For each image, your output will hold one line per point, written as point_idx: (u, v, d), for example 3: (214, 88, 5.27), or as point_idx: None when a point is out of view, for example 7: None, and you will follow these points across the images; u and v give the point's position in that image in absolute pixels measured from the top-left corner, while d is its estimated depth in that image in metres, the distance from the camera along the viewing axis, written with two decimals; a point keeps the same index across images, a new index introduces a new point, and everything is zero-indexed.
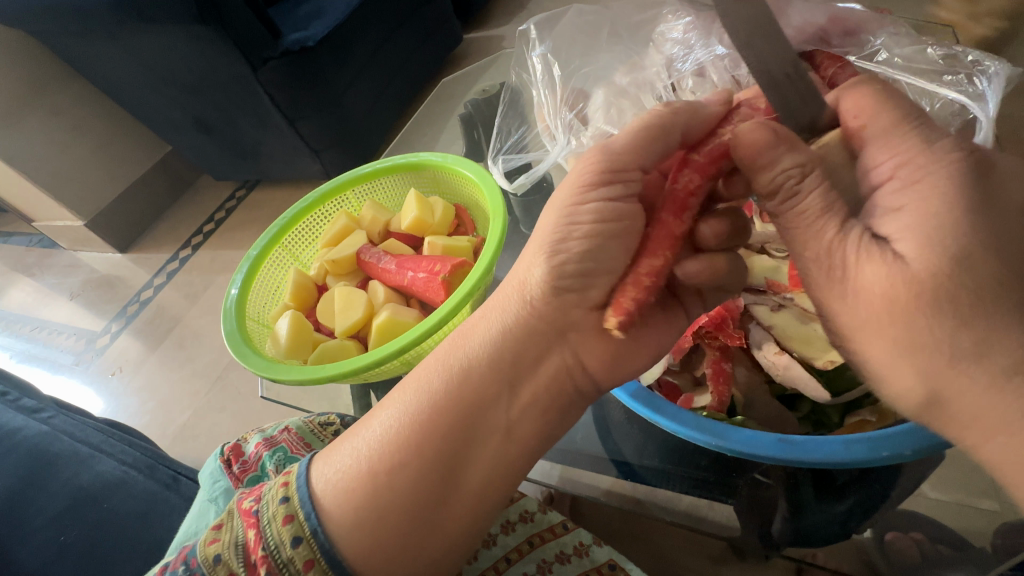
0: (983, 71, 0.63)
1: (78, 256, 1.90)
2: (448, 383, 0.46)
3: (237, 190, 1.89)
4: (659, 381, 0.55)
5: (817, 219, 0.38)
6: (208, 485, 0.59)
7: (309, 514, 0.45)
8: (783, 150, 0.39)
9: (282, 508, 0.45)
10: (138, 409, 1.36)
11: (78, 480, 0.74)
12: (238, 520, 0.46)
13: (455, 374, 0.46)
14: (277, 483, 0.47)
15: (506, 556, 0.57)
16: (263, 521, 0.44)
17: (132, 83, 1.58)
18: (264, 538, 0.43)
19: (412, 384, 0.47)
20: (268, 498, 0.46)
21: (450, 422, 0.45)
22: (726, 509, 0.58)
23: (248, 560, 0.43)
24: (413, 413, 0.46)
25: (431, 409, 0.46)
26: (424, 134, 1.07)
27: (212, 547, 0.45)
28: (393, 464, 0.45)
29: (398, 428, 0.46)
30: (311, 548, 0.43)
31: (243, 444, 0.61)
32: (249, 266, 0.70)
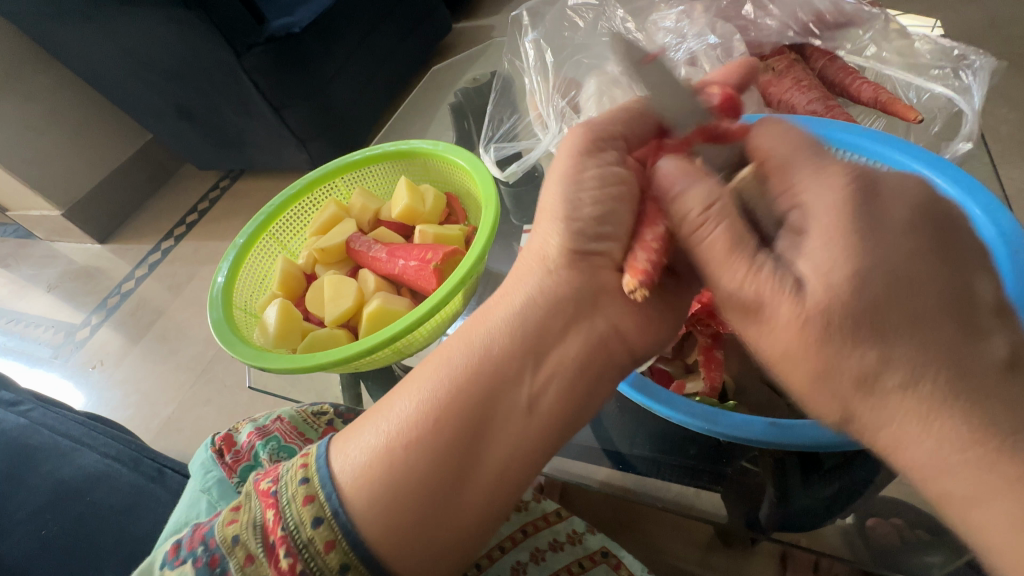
0: (968, 66, 0.63)
1: (56, 246, 1.85)
2: (471, 358, 0.45)
3: (221, 180, 1.85)
4: (650, 368, 0.55)
5: (726, 258, 0.37)
6: (198, 476, 0.57)
7: (330, 495, 0.43)
8: (690, 182, 0.39)
9: (302, 488, 0.43)
10: (121, 403, 1.34)
11: (59, 474, 0.72)
12: (257, 501, 0.45)
13: (476, 351, 0.45)
14: (297, 464, 0.46)
15: (500, 545, 0.57)
16: (283, 501, 0.43)
17: (110, 68, 1.53)
18: (285, 518, 0.42)
19: (435, 360, 0.46)
20: (288, 478, 0.45)
21: (470, 397, 0.44)
22: (714, 498, 0.58)
23: (267, 541, 0.42)
24: (435, 388, 0.45)
25: (453, 385, 0.44)
26: (414, 123, 1.06)
27: (230, 528, 0.44)
28: (413, 438, 0.43)
29: (420, 404, 0.44)
30: (333, 529, 0.41)
31: (234, 433, 0.60)
32: (235, 254, 0.69)
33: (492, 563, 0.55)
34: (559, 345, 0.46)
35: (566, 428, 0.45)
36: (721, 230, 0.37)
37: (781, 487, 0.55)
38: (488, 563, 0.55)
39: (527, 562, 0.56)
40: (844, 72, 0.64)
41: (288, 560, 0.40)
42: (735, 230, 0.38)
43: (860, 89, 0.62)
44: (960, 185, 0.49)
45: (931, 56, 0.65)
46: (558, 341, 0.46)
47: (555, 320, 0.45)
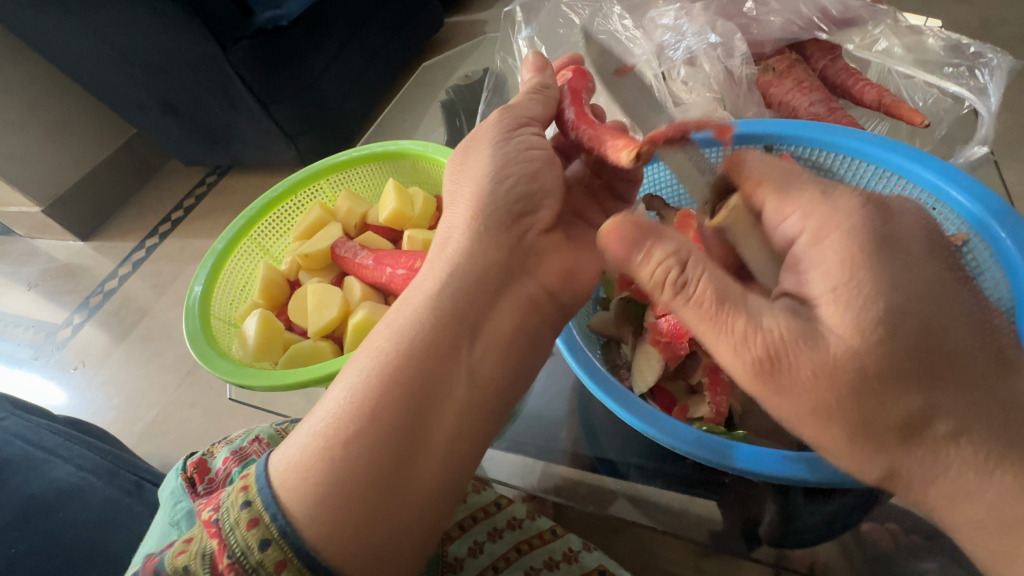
0: (985, 64, 0.62)
1: (35, 243, 1.79)
2: (404, 339, 0.45)
3: (207, 176, 1.80)
4: (652, 390, 0.54)
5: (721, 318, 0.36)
6: (169, 507, 0.55)
7: (276, 515, 0.39)
8: (648, 246, 0.37)
9: (246, 511, 0.39)
10: (103, 405, 1.30)
11: (30, 487, 0.69)
12: (203, 531, 0.40)
13: (414, 332, 0.46)
14: (236, 487, 0.42)
15: (494, 564, 0.56)
16: (225, 528, 0.39)
17: (91, 61, 1.48)
18: (228, 546, 0.38)
19: (368, 349, 0.46)
20: (228, 504, 0.41)
21: (408, 378, 0.44)
22: (711, 506, 0.56)
23: (214, 570, 0.38)
24: (371, 377, 0.44)
25: (387, 370, 0.44)
26: (404, 119, 1.03)
27: (179, 559, 0.39)
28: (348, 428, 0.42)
29: (356, 395, 0.43)
30: (283, 548, 0.38)
31: (209, 459, 0.58)
32: (214, 260, 0.66)
33: None
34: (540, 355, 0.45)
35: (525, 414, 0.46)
36: (705, 285, 0.36)
37: (782, 502, 0.53)
38: None
39: None
40: (846, 73, 0.63)
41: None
42: (716, 279, 0.36)
43: (862, 91, 0.61)
44: (975, 201, 0.47)
45: (945, 52, 0.64)
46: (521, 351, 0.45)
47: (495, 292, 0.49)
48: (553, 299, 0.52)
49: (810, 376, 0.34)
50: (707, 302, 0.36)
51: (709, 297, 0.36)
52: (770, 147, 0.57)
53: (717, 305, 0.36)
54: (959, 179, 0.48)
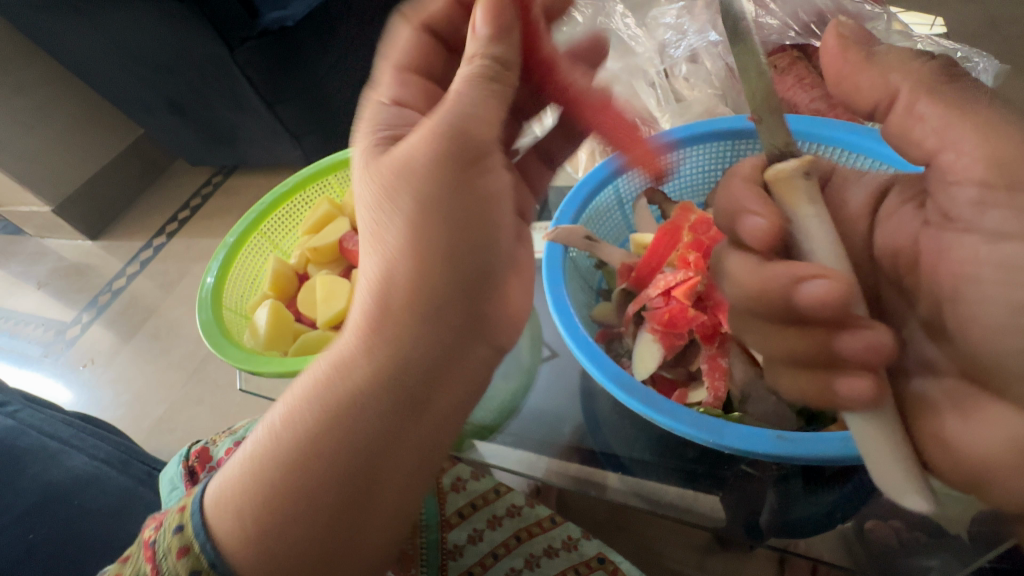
0: (973, 63, 0.62)
1: (45, 243, 1.82)
2: (342, 434, 0.38)
3: (214, 175, 1.82)
4: (652, 377, 0.56)
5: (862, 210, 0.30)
6: (166, 493, 0.56)
7: (204, 543, 0.40)
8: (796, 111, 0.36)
9: (177, 539, 0.41)
10: (112, 402, 1.32)
11: (45, 477, 0.71)
12: (141, 554, 0.43)
13: (347, 368, 0.39)
14: (175, 510, 0.43)
15: (493, 552, 0.57)
16: (158, 554, 0.41)
17: (101, 63, 1.51)
18: (160, 573, 0.40)
19: (303, 404, 0.41)
20: (167, 527, 0.43)
21: (350, 436, 0.38)
22: (713, 501, 0.56)
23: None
24: (305, 441, 0.39)
25: (331, 448, 0.39)
26: None
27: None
28: (287, 485, 0.39)
29: (298, 449, 0.40)
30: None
31: (209, 448, 0.59)
32: (225, 253, 0.68)
33: (486, 571, 0.56)
34: (485, 352, 0.40)
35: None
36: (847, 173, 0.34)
37: (781, 490, 0.53)
38: (481, 571, 0.56)
39: (521, 569, 0.56)
40: None
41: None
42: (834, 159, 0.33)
43: None
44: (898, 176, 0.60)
45: (934, 58, 0.64)
46: (485, 347, 0.40)
47: (466, 340, 0.39)
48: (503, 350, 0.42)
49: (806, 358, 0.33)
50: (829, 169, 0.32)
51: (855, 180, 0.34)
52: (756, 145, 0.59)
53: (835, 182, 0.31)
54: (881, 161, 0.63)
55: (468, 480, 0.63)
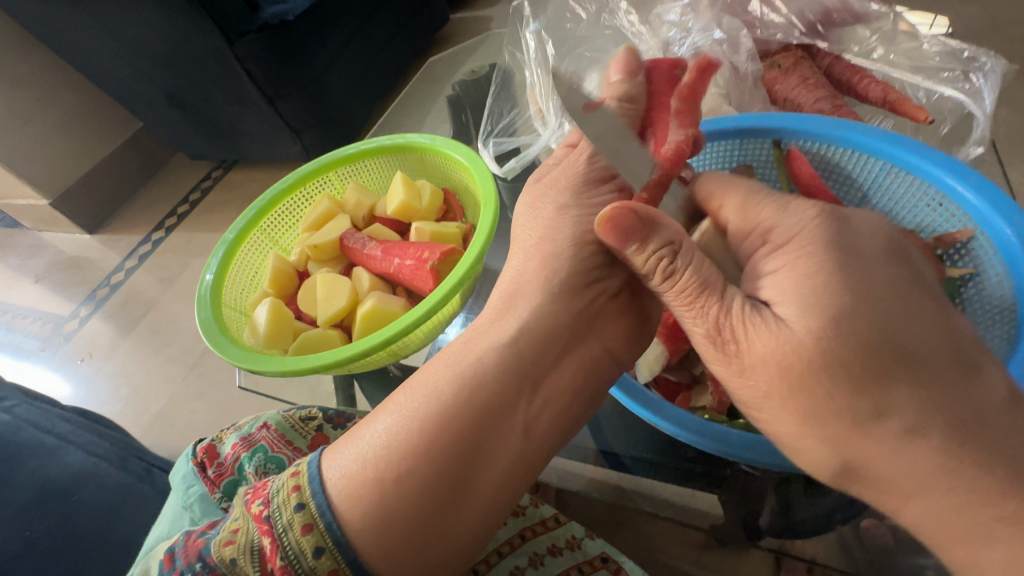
0: (979, 68, 0.62)
1: (44, 236, 1.81)
2: (455, 384, 0.46)
3: (213, 170, 1.81)
4: (655, 379, 0.55)
5: (699, 297, 0.40)
6: (181, 491, 0.55)
7: (330, 522, 0.41)
8: (648, 234, 0.40)
9: (300, 514, 0.41)
10: (111, 396, 1.32)
11: (42, 472, 0.71)
12: (252, 525, 0.42)
13: (456, 380, 0.46)
14: (288, 486, 0.43)
15: (498, 550, 0.56)
16: (278, 528, 0.40)
17: (99, 55, 1.49)
18: (282, 547, 0.39)
19: (420, 387, 0.47)
20: (280, 502, 0.42)
21: (450, 441, 0.44)
22: (711, 499, 0.57)
23: (264, 568, 0.40)
24: (419, 417, 0.45)
25: (440, 417, 0.44)
26: (410, 115, 1.04)
27: (226, 550, 0.41)
28: (388, 489, 0.42)
29: (405, 431, 0.44)
30: (336, 558, 0.40)
31: (217, 445, 0.58)
32: (224, 250, 0.67)
33: (491, 568, 0.55)
34: (590, 350, 0.49)
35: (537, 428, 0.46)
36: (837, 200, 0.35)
37: (782, 494, 0.54)
38: (486, 568, 0.55)
39: (525, 567, 0.55)
40: (852, 70, 0.63)
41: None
42: (703, 270, 0.40)
43: (867, 88, 0.62)
44: (982, 198, 0.47)
45: (941, 59, 0.64)
46: (591, 347, 0.49)
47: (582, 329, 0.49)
48: (614, 361, 0.50)
49: (765, 363, 0.37)
50: (692, 287, 0.40)
51: (692, 284, 0.40)
52: (778, 141, 0.57)
53: (697, 292, 0.40)
54: (960, 171, 0.48)
55: None
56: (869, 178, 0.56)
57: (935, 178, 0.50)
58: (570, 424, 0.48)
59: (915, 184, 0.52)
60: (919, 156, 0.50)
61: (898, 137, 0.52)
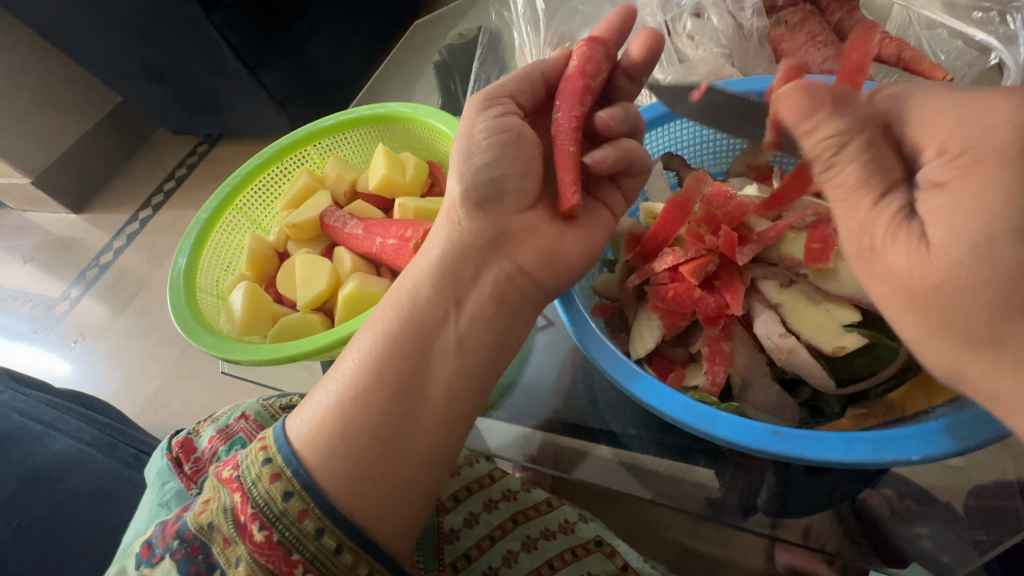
0: (1018, 9, 0.58)
1: (28, 216, 1.76)
2: (401, 309, 0.46)
3: (197, 145, 1.75)
4: (650, 354, 0.53)
5: (857, 192, 0.36)
6: (157, 487, 0.53)
7: (297, 468, 0.40)
8: (818, 121, 0.36)
9: (266, 467, 0.40)
10: (105, 378, 1.30)
11: (30, 460, 0.70)
12: (222, 488, 0.41)
13: (410, 304, 0.47)
14: (255, 447, 0.42)
15: (490, 535, 0.56)
16: (247, 482, 0.40)
17: (68, 24, 1.41)
18: (251, 497, 0.39)
19: (377, 313, 0.47)
20: (248, 462, 0.41)
21: (409, 367, 0.44)
22: (708, 474, 0.55)
23: (237, 523, 0.39)
24: (378, 336, 0.45)
25: (390, 335, 0.45)
26: (396, 83, 0.98)
27: (203, 517, 0.41)
28: (345, 413, 0.42)
29: (364, 349, 0.45)
30: (305, 498, 0.39)
31: (194, 438, 0.56)
32: (198, 231, 0.64)
33: (482, 554, 0.55)
34: None
35: None
36: None
37: (782, 474, 0.53)
38: (477, 554, 0.55)
39: (518, 551, 0.55)
40: (863, 26, 0.59)
41: (263, 533, 0.38)
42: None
43: (880, 45, 0.58)
44: None
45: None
46: None
47: None
48: None
49: None
50: (853, 182, 0.36)
51: (853, 178, 0.36)
52: None
53: (857, 185, 0.36)
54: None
55: (462, 464, 0.60)
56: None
57: None
58: None
59: None
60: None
61: None
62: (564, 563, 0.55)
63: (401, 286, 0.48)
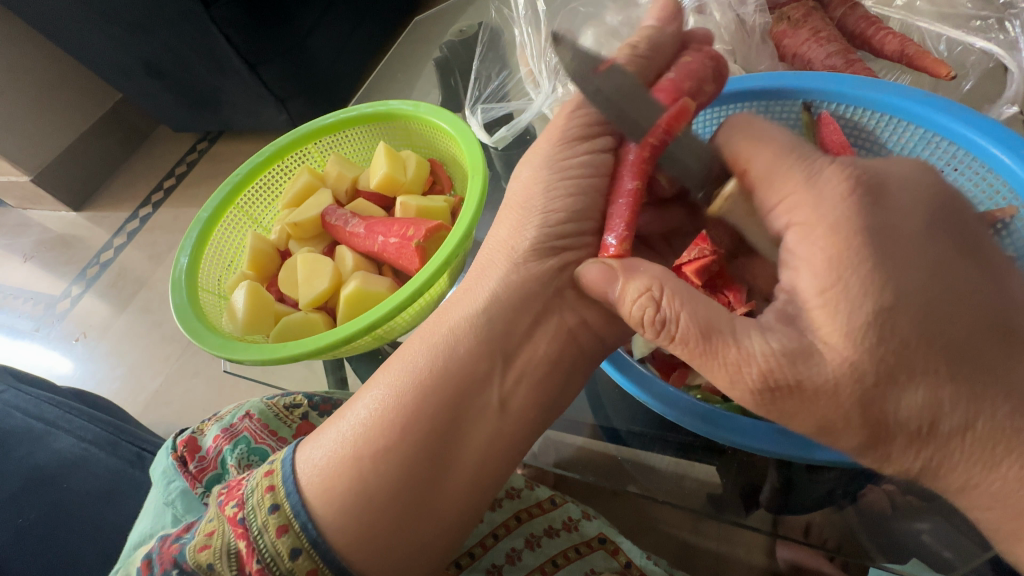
0: (1016, 16, 0.60)
1: (29, 214, 1.75)
2: (431, 363, 0.43)
3: (198, 142, 1.75)
4: (653, 353, 0.53)
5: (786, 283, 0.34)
6: (162, 486, 0.54)
7: (306, 523, 0.41)
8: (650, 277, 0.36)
9: (274, 516, 0.41)
10: (107, 376, 1.30)
11: (34, 458, 0.70)
12: (227, 527, 0.42)
13: (440, 363, 0.43)
14: (262, 487, 0.42)
15: (493, 532, 0.56)
16: (253, 531, 0.40)
17: (67, 21, 1.40)
18: (258, 550, 0.40)
19: (399, 363, 0.44)
20: (254, 503, 0.42)
21: (438, 424, 0.42)
22: (709, 468, 0.55)
23: (241, 570, 0.40)
24: (399, 392, 0.43)
25: (418, 388, 0.43)
26: (396, 80, 0.98)
27: (202, 555, 0.41)
28: (360, 473, 0.42)
29: (385, 407, 0.43)
30: (314, 558, 0.40)
31: (198, 437, 0.56)
32: (199, 230, 0.64)
33: (486, 551, 0.55)
34: (557, 328, 0.44)
35: (546, 410, 0.45)
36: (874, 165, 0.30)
37: (784, 472, 0.53)
38: (481, 551, 0.55)
39: (521, 549, 0.55)
40: (867, 22, 0.59)
41: None
42: (698, 313, 0.34)
43: (883, 42, 0.57)
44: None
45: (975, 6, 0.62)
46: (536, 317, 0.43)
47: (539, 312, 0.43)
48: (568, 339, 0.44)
49: None
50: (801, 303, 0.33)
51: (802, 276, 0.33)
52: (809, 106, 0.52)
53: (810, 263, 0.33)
54: (1006, 138, 0.45)
55: None
56: (904, 149, 0.51)
57: (979, 149, 0.46)
58: (542, 406, 0.45)
59: (959, 157, 0.48)
60: (961, 122, 0.46)
61: (944, 104, 0.47)
62: (568, 561, 0.55)
63: (432, 329, 0.45)
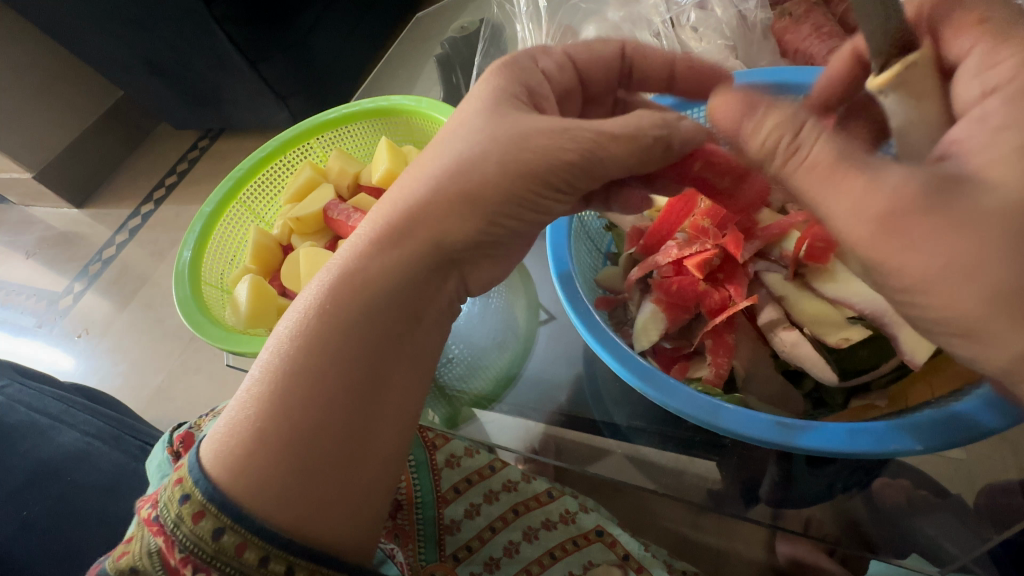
0: None
1: (31, 211, 1.76)
2: (338, 307, 0.39)
3: (199, 139, 1.75)
4: (653, 348, 0.54)
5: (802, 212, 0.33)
6: (157, 481, 0.54)
7: (219, 502, 0.36)
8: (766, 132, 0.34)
9: (186, 506, 0.36)
10: (109, 372, 1.31)
11: (37, 452, 0.70)
12: (144, 530, 0.38)
13: (340, 296, 0.39)
14: (172, 481, 0.38)
15: (491, 525, 0.57)
16: (169, 526, 0.36)
17: (69, 19, 1.40)
18: (178, 542, 0.36)
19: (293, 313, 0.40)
20: (165, 499, 0.38)
21: (353, 368, 0.38)
22: (710, 465, 0.55)
23: (168, 565, 0.36)
24: (301, 340, 0.39)
25: (324, 334, 0.39)
26: (398, 76, 0.98)
27: (121, 561, 0.38)
28: (274, 415, 0.37)
29: (288, 358, 0.38)
30: (239, 532, 0.35)
31: (195, 432, 0.57)
32: (202, 224, 0.64)
33: (484, 544, 0.56)
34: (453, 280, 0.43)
35: None
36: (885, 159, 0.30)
37: (783, 465, 0.53)
38: (478, 544, 0.56)
39: (519, 541, 0.56)
40: None
41: (199, 575, 0.35)
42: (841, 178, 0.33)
43: None
44: None
45: None
46: None
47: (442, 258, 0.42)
48: None
49: None
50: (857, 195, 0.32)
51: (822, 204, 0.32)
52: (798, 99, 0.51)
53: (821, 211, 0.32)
54: None
55: (463, 456, 0.61)
56: None
57: None
58: None
59: None
60: None
61: None
62: (566, 553, 0.56)
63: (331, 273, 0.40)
